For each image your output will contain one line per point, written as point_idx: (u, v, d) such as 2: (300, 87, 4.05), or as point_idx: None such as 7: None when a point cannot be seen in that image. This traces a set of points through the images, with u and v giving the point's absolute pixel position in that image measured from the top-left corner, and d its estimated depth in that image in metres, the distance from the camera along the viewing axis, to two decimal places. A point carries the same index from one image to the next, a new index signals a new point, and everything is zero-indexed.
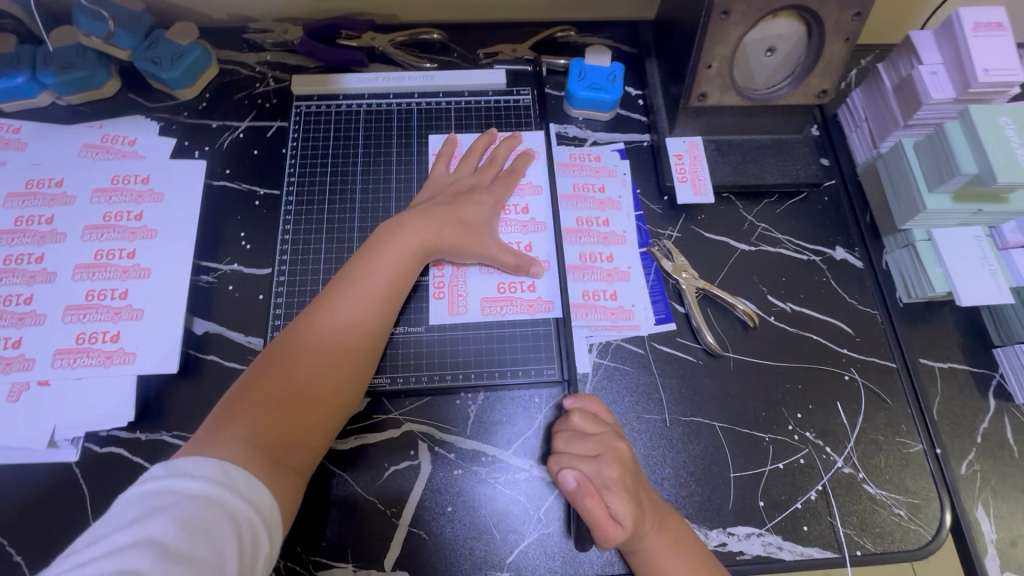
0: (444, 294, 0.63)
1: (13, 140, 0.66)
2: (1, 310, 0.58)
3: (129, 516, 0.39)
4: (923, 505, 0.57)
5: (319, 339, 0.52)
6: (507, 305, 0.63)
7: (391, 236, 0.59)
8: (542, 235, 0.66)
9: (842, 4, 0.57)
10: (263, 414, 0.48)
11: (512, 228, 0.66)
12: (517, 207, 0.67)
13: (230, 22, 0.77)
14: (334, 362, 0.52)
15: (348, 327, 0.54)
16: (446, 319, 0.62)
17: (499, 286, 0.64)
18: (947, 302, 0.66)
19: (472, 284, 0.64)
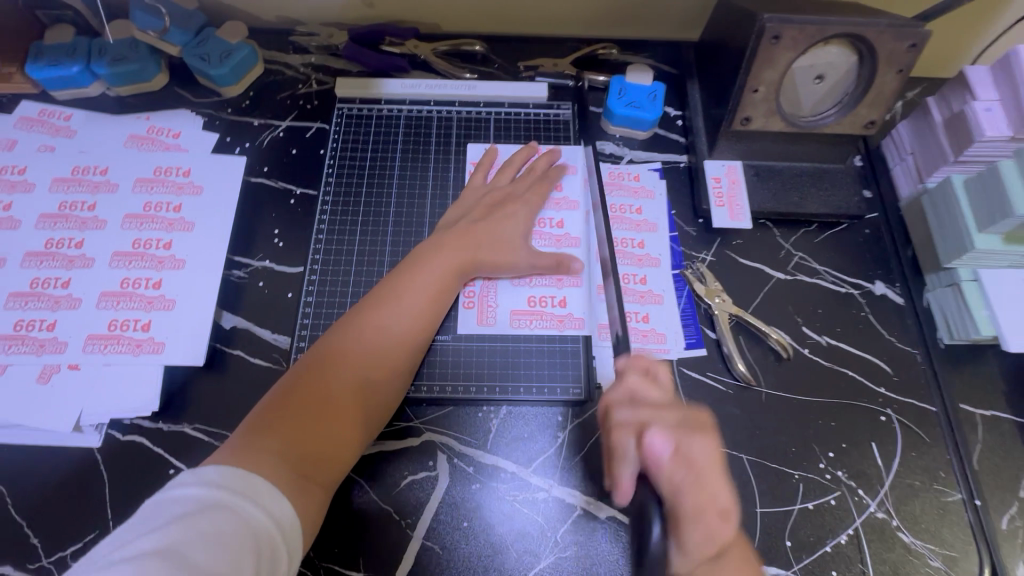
0: (474, 304, 0.62)
1: (64, 128, 0.68)
2: (39, 292, 0.58)
3: (152, 523, 0.38)
4: (961, 559, 0.55)
5: (358, 354, 0.53)
6: (537, 319, 0.62)
7: (426, 257, 0.59)
8: (576, 251, 0.65)
9: (897, 34, 0.55)
10: (298, 424, 0.48)
11: (546, 240, 0.65)
12: (553, 220, 0.66)
13: (278, 24, 0.78)
14: (370, 376, 0.52)
15: (386, 343, 0.54)
16: (473, 327, 0.62)
17: (529, 297, 0.63)
18: (992, 347, 0.63)
19: (503, 294, 0.63)
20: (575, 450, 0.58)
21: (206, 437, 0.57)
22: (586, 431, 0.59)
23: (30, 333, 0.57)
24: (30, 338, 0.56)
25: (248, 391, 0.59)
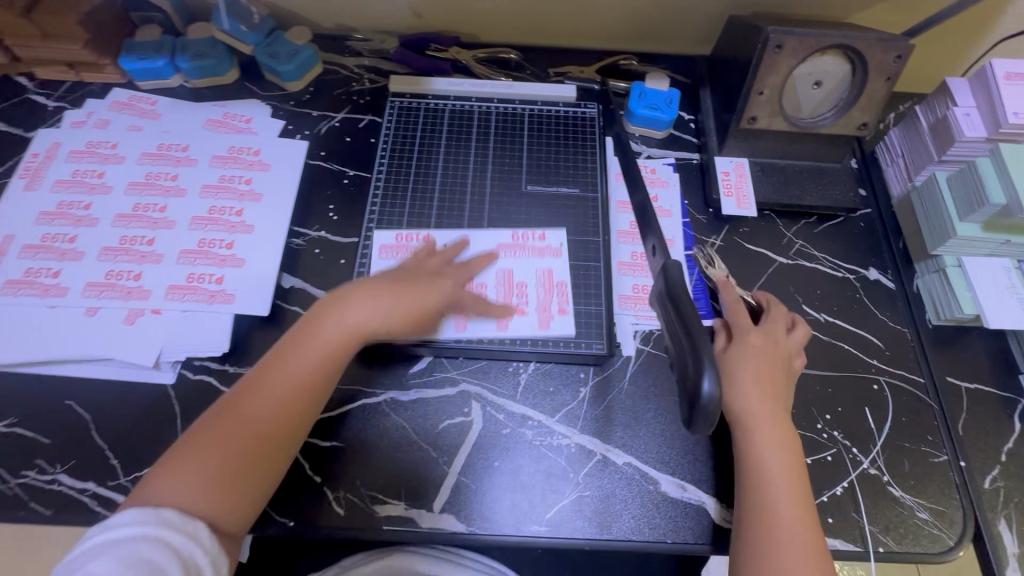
0: (500, 282, 0.67)
1: (150, 111, 0.77)
2: (127, 247, 0.67)
3: (79, 565, 0.42)
4: (946, 512, 0.60)
5: (280, 381, 0.54)
6: (550, 305, 0.66)
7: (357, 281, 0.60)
8: (559, 260, 0.69)
9: (884, 46, 0.64)
10: (215, 454, 0.50)
11: (511, 250, 0.69)
12: (535, 233, 0.70)
13: (336, 31, 0.88)
14: (294, 397, 0.54)
15: (306, 368, 0.55)
16: (492, 328, 0.65)
17: (532, 296, 0.66)
18: (976, 328, 0.70)
19: (508, 291, 0.67)
20: (595, 404, 0.64)
21: None
22: (606, 386, 0.65)
23: (119, 282, 0.64)
24: (119, 285, 0.64)
25: None
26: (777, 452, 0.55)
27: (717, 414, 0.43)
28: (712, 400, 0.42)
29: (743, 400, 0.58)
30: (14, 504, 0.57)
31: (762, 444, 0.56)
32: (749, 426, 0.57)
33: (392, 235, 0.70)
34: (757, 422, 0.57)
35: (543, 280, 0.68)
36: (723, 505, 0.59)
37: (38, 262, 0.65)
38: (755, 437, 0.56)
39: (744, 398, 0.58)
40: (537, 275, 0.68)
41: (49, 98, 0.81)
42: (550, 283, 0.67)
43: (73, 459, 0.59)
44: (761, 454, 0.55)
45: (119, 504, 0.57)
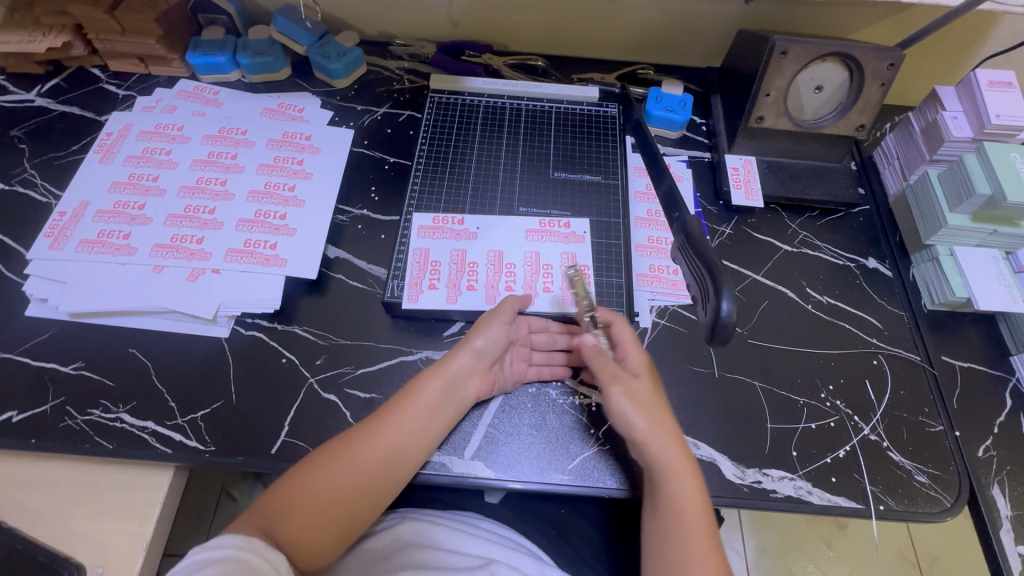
0: (531, 263, 0.73)
1: (212, 100, 0.86)
2: (191, 215, 0.74)
3: None
4: (943, 476, 0.64)
5: (375, 448, 0.57)
6: (574, 285, 0.72)
7: (421, 399, 0.60)
8: (582, 245, 0.74)
9: (879, 55, 0.72)
10: (348, 487, 0.55)
11: (538, 235, 0.75)
12: (561, 221, 0.76)
13: (379, 37, 0.97)
14: (379, 474, 0.57)
15: (406, 441, 0.58)
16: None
17: (557, 277, 0.72)
18: (969, 314, 0.75)
19: (535, 272, 0.72)
20: None
21: (314, 336, 0.70)
22: None
23: (184, 244, 0.72)
24: (183, 247, 0.71)
25: (348, 305, 0.72)
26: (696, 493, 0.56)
27: (736, 332, 0.45)
28: (731, 318, 0.45)
29: (668, 455, 0.57)
30: (81, 437, 0.62)
31: (687, 492, 0.56)
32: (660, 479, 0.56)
33: (430, 218, 0.76)
34: (678, 478, 0.56)
35: (568, 263, 0.73)
36: (733, 462, 0.64)
37: (111, 225, 0.73)
38: (683, 490, 0.55)
39: (668, 452, 0.57)
40: (562, 258, 0.73)
41: (119, 87, 0.89)
42: (574, 266, 0.73)
43: (135, 400, 0.64)
44: (688, 506, 0.55)
45: (176, 441, 0.62)
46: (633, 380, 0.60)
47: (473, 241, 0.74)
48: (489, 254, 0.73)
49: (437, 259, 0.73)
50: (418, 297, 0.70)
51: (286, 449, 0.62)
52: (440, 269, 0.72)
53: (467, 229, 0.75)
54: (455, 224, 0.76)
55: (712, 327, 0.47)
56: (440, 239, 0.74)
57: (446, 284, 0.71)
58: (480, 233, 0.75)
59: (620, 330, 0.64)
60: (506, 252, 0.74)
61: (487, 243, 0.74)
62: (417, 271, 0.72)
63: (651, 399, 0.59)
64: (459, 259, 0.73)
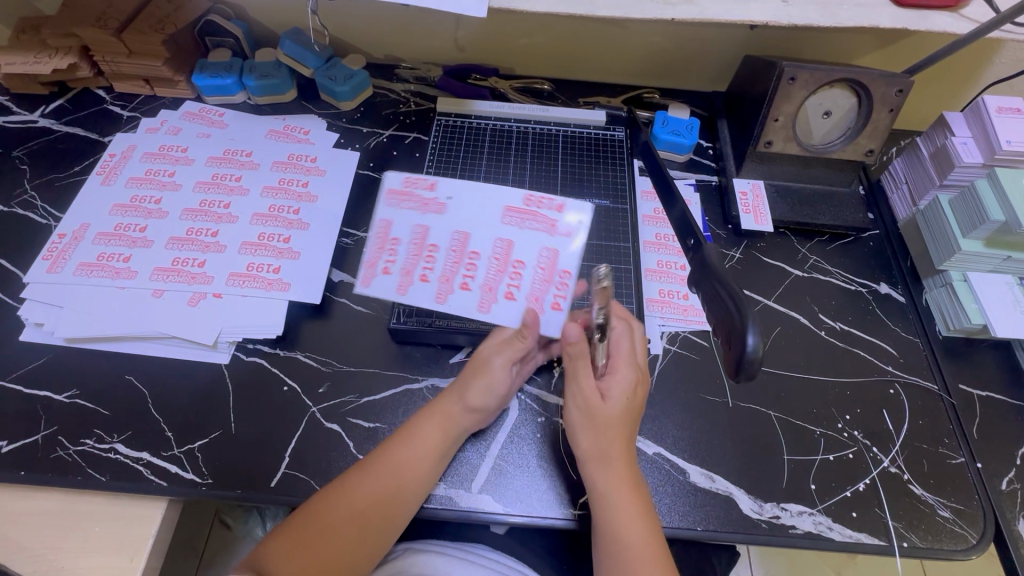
0: (510, 267, 0.58)
1: (218, 122, 0.85)
2: (194, 238, 0.73)
3: None
4: (966, 511, 0.62)
5: (373, 492, 0.55)
6: (546, 298, 0.57)
7: (420, 447, 0.58)
8: (570, 242, 0.58)
9: (887, 81, 0.71)
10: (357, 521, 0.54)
11: (517, 217, 0.58)
12: (553, 201, 0.59)
13: (385, 61, 0.97)
14: (386, 510, 0.55)
15: (410, 473, 0.57)
16: (473, 307, 0.57)
17: (527, 281, 0.57)
18: (984, 341, 0.74)
19: (500, 271, 0.58)
20: None
21: (316, 363, 0.68)
22: None
23: (185, 268, 0.70)
24: (185, 270, 0.70)
25: (352, 331, 0.70)
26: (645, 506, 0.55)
27: (762, 367, 0.43)
28: (756, 353, 0.43)
29: (605, 477, 0.56)
30: (73, 469, 0.60)
31: (626, 506, 0.55)
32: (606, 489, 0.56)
33: (401, 178, 0.59)
34: (620, 485, 0.55)
35: (546, 264, 0.58)
36: (750, 496, 0.62)
37: (111, 248, 0.72)
38: (616, 512, 0.54)
39: (606, 475, 0.56)
40: (539, 256, 0.58)
41: (124, 108, 0.88)
42: (552, 269, 0.58)
43: (130, 430, 0.62)
44: (621, 531, 0.54)
45: (172, 473, 0.60)
46: (596, 403, 0.58)
47: (439, 217, 0.59)
48: (453, 237, 0.59)
49: (396, 238, 0.58)
50: (370, 283, 0.57)
51: (286, 481, 0.60)
52: (398, 250, 0.58)
53: (437, 198, 0.59)
54: (425, 188, 0.59)
55: (736, 361, 0.44)
56: (406, 209, 0.59)
57: (400, 270, 0.57)
58: (451, 206, 0.59)
59: (573, 334, 0.59)
60: (474, 237, 0.59)
61: (455, 220, 0.59)
62: (374, 251, 0.58)
63: (602, 427, 0.57)
64: (417, 239, 0.58)
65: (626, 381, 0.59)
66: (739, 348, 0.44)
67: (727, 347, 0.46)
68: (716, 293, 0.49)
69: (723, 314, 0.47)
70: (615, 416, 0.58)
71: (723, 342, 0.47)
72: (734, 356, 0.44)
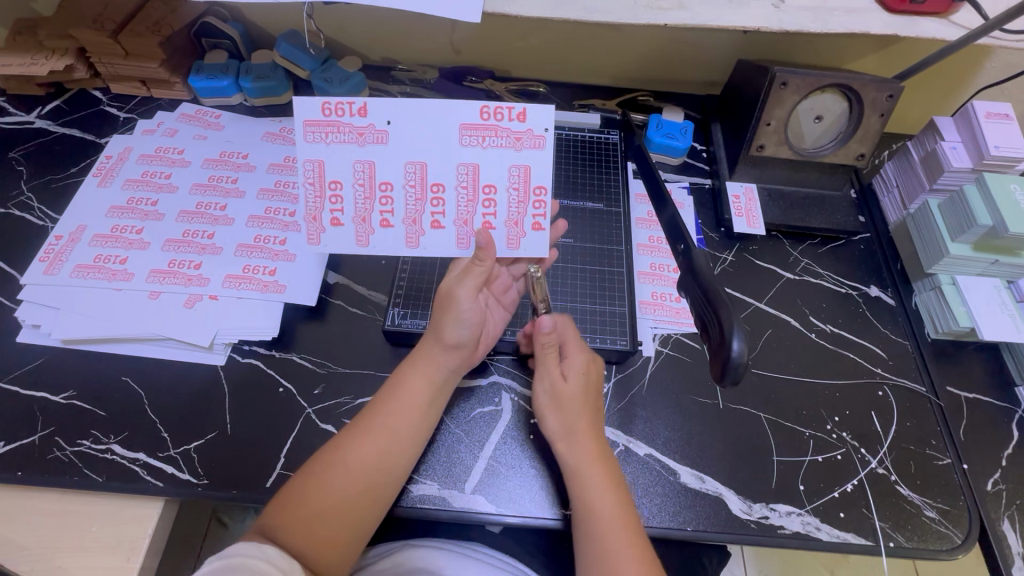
0: (472, 189, 0.60)
1: (214, 124, 0.86)
2: (189, 239, 0.73)
3: None
4: (952, 511, 0.63)
5: (373, 445, 0.56)
6: (524, 220, 0.62)
7: (408, 398, 0.59)
8: (540, 154, 0.59)
9: (878, 86, 0.72)
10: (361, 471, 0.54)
11: (476, 137, 0.58)
12: (512, 111, 0.58)
13: (381, 62, 0.98)
14: (389, 466, 0.56)
15: (408, 426, 0.58)
16: (451, 243, 0.62)
17: (502, 204, 0.61)
18: (972, 343, 0.75)
19: (472, 199, 0.61)
20: (618, 398, 0.68)
21: (311, 364, 0.68)
22: (628, 384, 0.69)
23: (181, 270, 0.71)
24: (180, 272, 0.71)
25: (347, 332, 0.71)
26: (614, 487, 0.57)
27: (746, 373, 0.44)
28: (741, 360, 0.43)
29: (575, 451, 0.59)
30: (70, 469, 0.60)
31: (594, 484, 0.57)
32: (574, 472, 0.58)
33: (318, 107, 0.57)
34: (586, 466, 0.58)
35: (518, 183, 0.60)
36: (739, 497, 0.62)
37: (108, 250, 0.72)
38: (587, 480, 0.57)
39: (576, 450, 0.59)
40: (509, 177, 0.60)
41: (120, 110, 0.89)
42: (525, 187, 0.60)
43: (127, 431, 0.63)
44: (595, 497, 0.56)
45: (168, 474, 0.60)
46: (559, 384, 0.61)
47: (384, 148, 0.58)
48: (408, 169, 0.59)
49: (337, 180, 0.60)
50: (320, 238, 0.63)
51: (281, 482, 0.60)
52: (343, 195, 0.61)
53: (371, 126, 0.58)
54: (352, 114, 0.57)
55: (721, 367, 0.45)
56: (336, 144, 0.58)
57: (354, 218, 0.62)
58: (392, 132, 0.58)
59: (545, 325, 0.64)
60: (433, 166, 0.59)
61: (403, 151, 0.58)
62: (314, 201, 0.61)
63: (567, 406, 0.60)
64: (365, 178, 0.60)
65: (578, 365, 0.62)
66: (726, 355, 0.44)
67: (713, 353, 0.46)
68: (704, 296, 0.49)
69: (708, 318, 0.48)
70: (578, 396, 0.61)
71: (709, 345, 0.47)
72: (719, 361, 0.45)
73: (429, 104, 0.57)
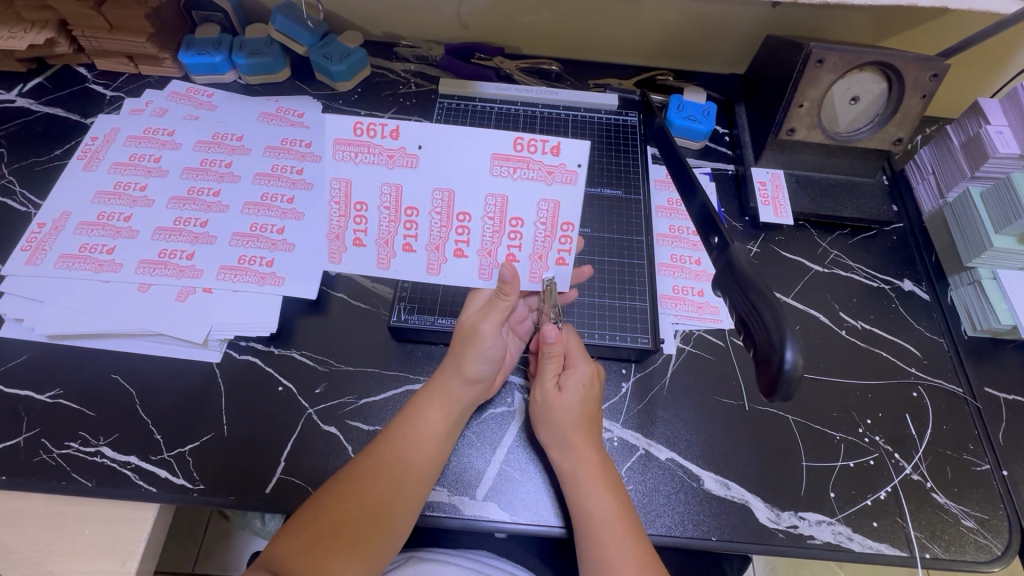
0: (499, 224, 0.54)
1: (206, 103, 0.80)
2: (181, 228, 0.69)
3: None
4: (991, 521, 0.59)
5: (377, 467, 0.52)
6: (549, 254, 0.56)
7: (420, 426, 0.55)
8: (571, 190, 0.53)
9: (922, 65, 0.67)
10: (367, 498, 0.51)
11: (507, 167, 0.51)
12: (547, 144, 0.51)
13: (384, 38, 0.92)
14: (398, 490, 0.52)
15: (419, 449, 0.54)
16: (473, 274, 0.57)
17: (527, 239, 0.55)
18: (1011, 341, 0.71)
19: (497, 231, 0.55)
20: (638, 399, 0.64)
21: (313, 362, 0.64)
22: (648, 383, 0.65)
23: (173, 261, 0.66)
24: (172, 263, 0.66)
25: (350, 327, 0.67)
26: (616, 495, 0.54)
27: (800, 384, 0.40)
28: (795, 371, 0.40)
29: (571, 460, 0.55)
30: (57, 474, 0.57)
31: (592, 491, 0.54)
32: (570, 479, 0.55)
33: (348, 125, 0.50)
34: (585, 472, 0.55)
35: (545, 218, 0.54)
36: (766, 504, 0.59)
37: (94, 238, 0.68)
38: (584, 490, 0.54)
39: (571, 458, 0.55)
40: (537, 212, 0.53)
41: (106, 87, 0.83)
42: (553, 223, 0.54)
43: (118, 432, 0.59)
44: (594, 508, 0.53)
45: (161, 479, 0.57)
46: (552, 397, 0.57)
47: (413, 173, 0.52)
48: (434, 195, 0.53)
49: (363, 202, 0.54)
50: (342, 257, 0.57)
51: (281, 487, 0.57)
52: (367, 216, 0.54)
53: (404, 149, 0.51)
54: (383, 136, 0.51)
55: (771, 379, 0.41)
56: (365, 165, 0.52)
57: (376, 240, 0.56)
58: (422, 157, 0.51)
59: (551, 334, 0.58)
60: (460, 194, 0.53)
61: (432, 177, 0.52)
62: (337, 220, 0.55)
63: (559, 418, 0.56)
64: (391, 202, 0.53)
65: (581, 379, 0.58)
66: (777, 365, 0.40)
67: (761, 361, 0.43)
68: (747, 297, 0.45)
69: (753, 323, 0.44)
70: (572, 409, 0.57)
71: (755, 354, 0.44)
72: (769, 374, 0.41)
73: (460, 128, 0.50)
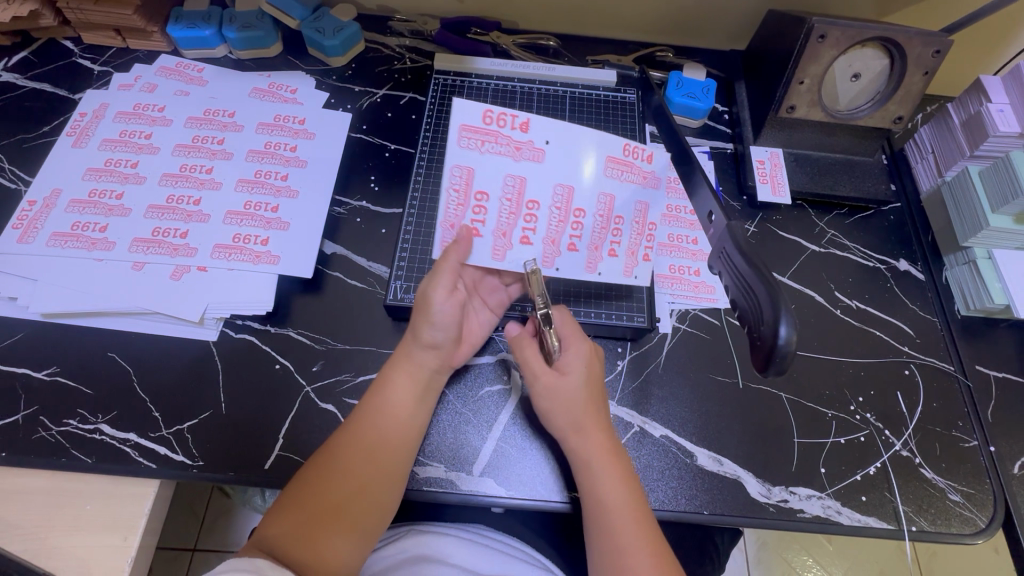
0: (574, 216, 0.57)
1: (197, 78, 0.79)
2: (174, 206, 0.68)
3: None
4: (977, 495, 0.61)
5: (366, 445, 0.53)
6: (641, 249, 0.60)
7: (402, 403, 0.56)
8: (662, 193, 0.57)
9: (924, 41, 0.66)
10: (354, 475, 0.52)
11: (616, 170, 0.56)
12: (647, 151, 0.56)
13: (378, 11, 0.89)
14: (383, 467, 0.53)
15: (403, 426, 0.55)
16: (580, 267, 0.59)
17: (626, 236, 0.58)
18: (1004, 321, 0.71)
19: (604, 228, 0.58)
20: (633, 377, 0.65)
21: (309, 340, 0.64)
22: (642, 363, 0.66)
23: (166, 239, 0.66)
24: (166, 242, 0.66)
25: (346, 306, 0.67)
26: (626, 481, 0.54)
27: (793, 358, 0.40)
28: (789, 346, 0.40)
29: (588, 447, 0.55)
30: (58, 450, 0.57)
31: (602, 476, 0.54)
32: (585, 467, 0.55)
33: (479, 114, 0.54)
34: (598, 457, 0.55)
35: (639, 217, 0.58)
36: (758, 479, 0.60)
37: (86, 217, 0.67)
38: (596, 478, 0.54)
39: (588, 444, 0.55)
40: (634, 210, 0.57)
41: (94, 62, 0.81)
42: (644, 222, 0.58)
43: (116, 410, 0.59)
44: (605, 494, 0.53)
45: (161, 455, 0.57)
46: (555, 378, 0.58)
47: (537, 166, 0.55)
48: (555, 191, 0.56)
49: (484, 191, 0.55)
50: None
51: (280, 463, 0.57)
52: (487, 206, 0.56)
53: (530, 142, 0.55)
54: (513, 128, 0.55)
55: (766, 355, 0.41)
56: (491, 155, 0.55)
57: (494, 231, 0.56)
58: (547, 152, 0.55)
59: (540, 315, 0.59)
60: (578, 191, 0.56)
61: (554, 173, 0.56)
62: (456, 209, 0.56)
63: (565, 402, 0.57)
64: (514, 193, 0.56)
65: (580, 354, 0.59)
66: (771, 341, 0.41)
67: (757, 338, 0.43)
68: (743, 277, 0.45)
69: (749, 302, 0.44)
70: (577, 387, 0.57)
71: (750, 331, 0.44)
72: (763, 349, 0.42)
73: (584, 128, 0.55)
